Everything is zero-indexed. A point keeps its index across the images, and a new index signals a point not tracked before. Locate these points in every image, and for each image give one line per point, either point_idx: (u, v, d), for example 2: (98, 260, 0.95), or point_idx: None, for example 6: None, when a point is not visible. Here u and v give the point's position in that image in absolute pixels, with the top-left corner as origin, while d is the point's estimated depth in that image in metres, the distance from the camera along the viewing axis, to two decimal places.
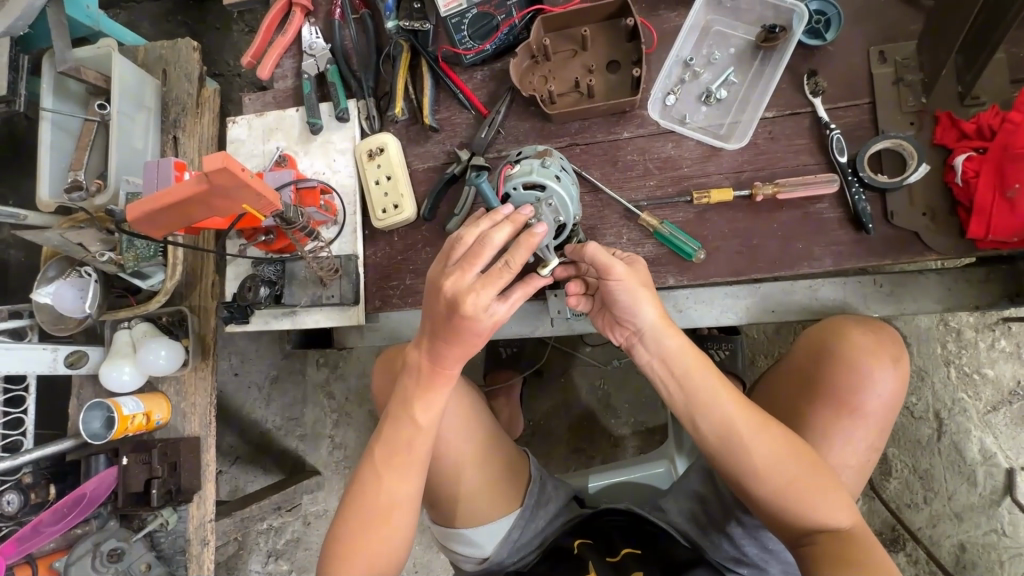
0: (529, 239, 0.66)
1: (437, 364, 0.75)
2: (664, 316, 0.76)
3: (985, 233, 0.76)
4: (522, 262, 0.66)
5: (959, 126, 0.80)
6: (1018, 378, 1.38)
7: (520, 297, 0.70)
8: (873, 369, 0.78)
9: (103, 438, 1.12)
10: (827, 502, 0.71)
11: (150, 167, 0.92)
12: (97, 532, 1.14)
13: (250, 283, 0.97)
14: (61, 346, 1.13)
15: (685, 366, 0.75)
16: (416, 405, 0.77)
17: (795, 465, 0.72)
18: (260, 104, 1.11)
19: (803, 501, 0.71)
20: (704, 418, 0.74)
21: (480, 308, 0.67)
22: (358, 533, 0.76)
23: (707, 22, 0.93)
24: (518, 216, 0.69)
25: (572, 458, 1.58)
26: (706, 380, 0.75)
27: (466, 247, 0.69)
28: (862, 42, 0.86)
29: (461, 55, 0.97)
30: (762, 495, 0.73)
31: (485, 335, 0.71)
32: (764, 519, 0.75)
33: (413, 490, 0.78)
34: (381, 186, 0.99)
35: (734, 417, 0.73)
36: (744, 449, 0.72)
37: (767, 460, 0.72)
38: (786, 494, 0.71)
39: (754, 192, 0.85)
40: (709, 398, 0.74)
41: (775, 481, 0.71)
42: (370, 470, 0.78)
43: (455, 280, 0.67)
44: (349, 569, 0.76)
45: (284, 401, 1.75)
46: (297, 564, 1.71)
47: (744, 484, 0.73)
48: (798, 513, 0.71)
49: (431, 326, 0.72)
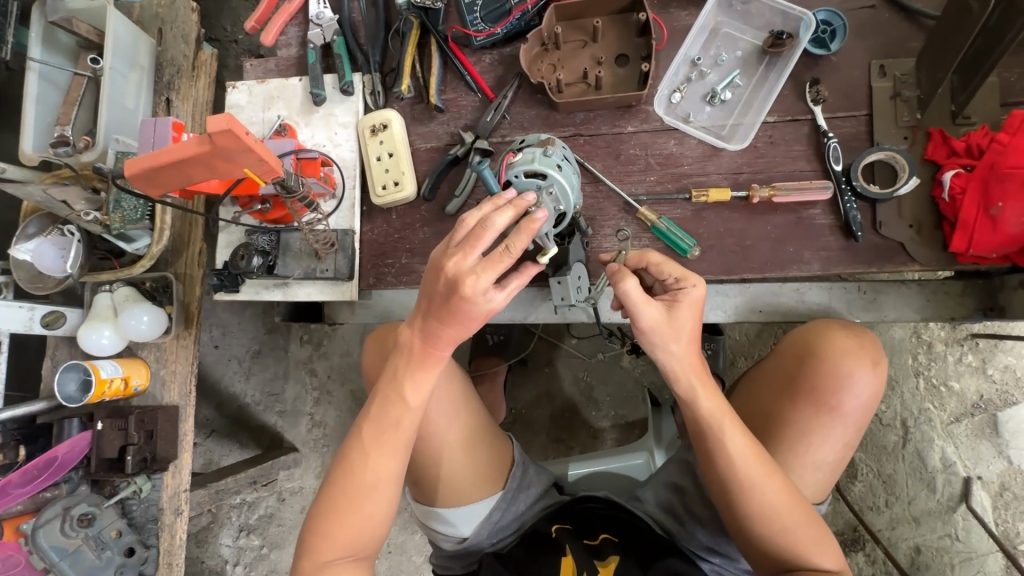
0: (530, 224, 0.65)
1: (427, 344, 0.74)
2: (696, 353, 0.77)
3: (967, 247, 0.79)
4: (523, 249, 0.65)
5: (950, 143, 0.83)
6: (980, 393, 1.45)
7: (518, 286, 0.70)
8: (854, 370, 0.81)
9: (77, 402, 1.10)
10: (815, 545, 0.74)
11: (146, 126, 0.92)
12: (67, 497, 1.12)
13: (243, 252, 0.96)
14: (38, 306, 1.11)
15: (708, 399, 0.76)
16: (406, 383, 0.76)
17: (793, 506, 0.74)
18: (262, 70, 1.09)
19: (794, 541, 0.74)
20: (714, 450, 0.76)
21: (479, 292, 0.67)
22: (342, 508, 0.76)
23: (716, 23, 0.95)
24: (521, 201, 0.68)
25: (551, 448, 1.60)
26: (726, 412, 0.77)
27: (468, 229, 0.69)
28: (864, 55, 0.89)
29: (471, 37, 0.97)
30: (760, 532, 0.75)
31: (479, 321, 0.71)
32: (750, 551, 0.78)
33: (398, 468, 0.78)
34: (382, 162, 0.99)
35: (748, 451, 0.75)
36: (752, 491, 0.74)
37: (768, 497, 0.74)
38: (781, 531, 0.74)
39: (751, 194, 0.87)
40: (726, 430, 0.76)
41: (773, 515, 0.74)
42: (357, 444, 0.77)
43: (457, 261, 0.66)
44: (331, 543, 0.76)
45: (265, 375, 1.73)
46: (268, 539, 1.71)
47: (740, 515, 0.76)
48: (786, 551, 0.75)
49: (425, 304, 0.72)
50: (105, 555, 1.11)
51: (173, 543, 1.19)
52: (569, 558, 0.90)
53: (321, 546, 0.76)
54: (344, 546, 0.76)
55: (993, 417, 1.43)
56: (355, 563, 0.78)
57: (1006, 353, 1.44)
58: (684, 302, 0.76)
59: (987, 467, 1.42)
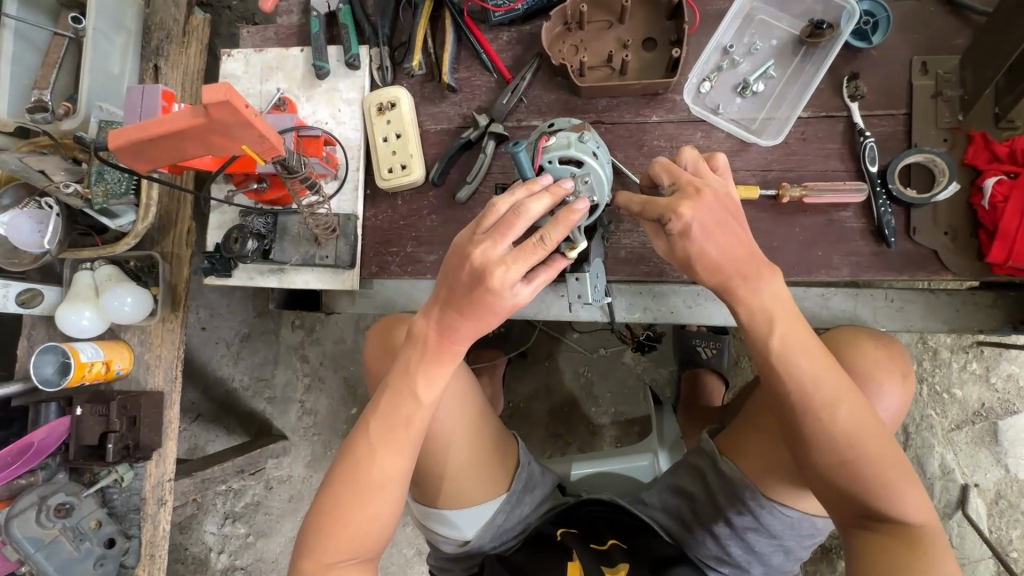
0: (569, 215, 0.61)
1: (445, 335, 0.69)
2: (742, 247, 0.68)
3: (1006, 258, 0.76)
4: (558, 241, 0.61)
5: (992, 147, 0.79)
6: (983, 401, 1.43)
7: (545, 280, 0.65)
8: (882, 383, 0.78)
9: (54, 386, 1.04)
10: (906, 496, 0.67)
11: (133, 94, 0.84)
12: (43, 485, 1.06)
13: (237, 235, 0.90)
14: (12, 283, 1.04)
15: (778, 319, 0.68)
16: (419, 376, 0.70)
17: (878, 447, 0.67)
18: (261, 39, 1.01)
19: (879, 484, 0.66)
20: (784, 374, 0.68)
21: (506, 285, 0.62)
22: (348, 505, 0.70)
23: (751, 9, 0.89)
24: (558, 189, 0.63)
25: (549, 443, 1.57)
26: (798, 337, 0.68)
27: (498, 215, 0.63)
28: (906, 50, 0.84)
29: (490, 11, 0.91)
30: (831, 465, 0.68)
31: (503, 315, 0.66)
32: (818, 487, 0.71)
33: (407, 464, 0.72)
34: (389, 143, 0.92)
35: (823, 381, 0.67)
36: (824, 412, 0.67)
37: (848, 435, 0.66)
38: (862, 477, 0.67)
39: (781, 193, 0.82)
40: (797, 355, 0.68)
41: (853, 455, 0.66)
42: (365, 431, 0.72)
43: (485, 249, 0.61)
44: (335, 543, 0.70)
45: (254, 360, 1.67)
46: (255, 528, 1.66)
47: (811, 455, 0.69)
48: (870, 497, 0.67)
49: (445, 294, 0.67)
50: (84, 547, 1.05)
51: (156, 534, 1.13)
52: (576, 562, 0.86)
53: (324, 548, 0.70)
54: (350, 546, 0.70)
55: (994, 426, 1.43)
56: (359, 566, 0.72)
57: (1009, 362, 1.43)
58: (687, 232, 0.67)
59: (984, 475, 1.42)
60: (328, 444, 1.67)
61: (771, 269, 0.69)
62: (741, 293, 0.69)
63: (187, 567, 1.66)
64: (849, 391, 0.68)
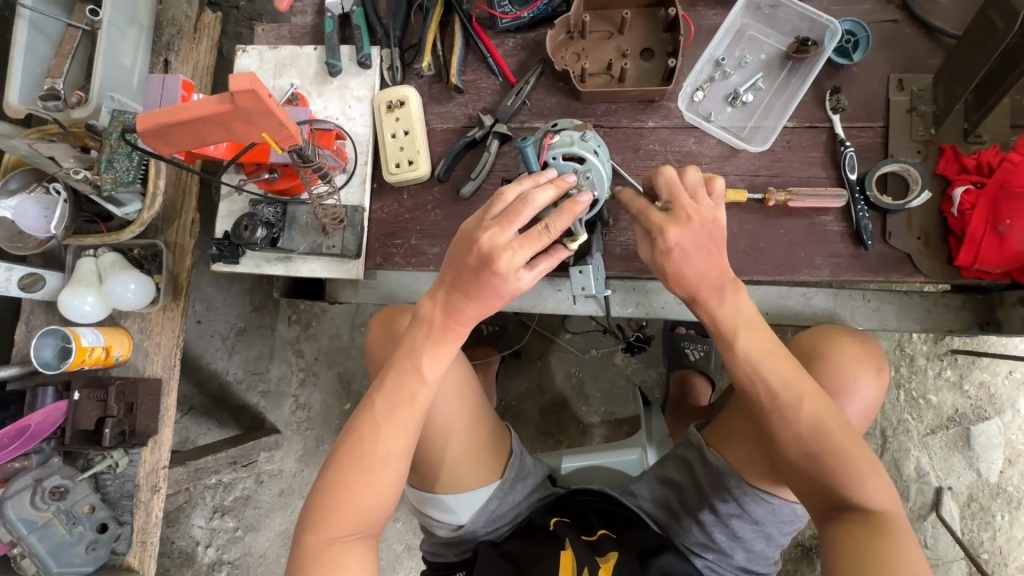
0: (572, 207, 0.65)
1: (450, 317, 0.72)
2: (717, 262, 0.73)
3: (972, 261, 0.82)
4: (562, 229, 0.65)
5: (961, 160, 0.85)
6: (956, 407, 1.49)
7: (547, 267, 0.69)
8: (859, 377, 0.84)
9: (54, 368, 1.04)
10: (869, 485, 0.70)
11: (155, 85, 0.93)
12: (38, 468, 1.07)
13: (247, 223, 0.93)
14: (15, 267, 1.05)
15: (739, 330, 0.73)
16: (425, 356, 0.74)
17: (844, 439, 0.71)
18: (274, 36, 1.05)
19: (843, 476, 0.70)
20: (750, 377, 0.73)
21: (512, 269, 0.66)
22: (351, 480, 0.73)
23: (742, 25, 0.95)
24: (562, 182, 0.67)
25: (539, 441, 1.60)
26: (763, 342, 0.73)
27: (506, 203, 0.68)
28: (884, 68, 0.90)
29: (497, 18, 0.96)
30: (800, 460, 0.72)
31: (506, 298, 0.70)
32: (791, 482, 0.75)
33: (410, 442, 0.75)
34: (397, 139, 0.96)
35: (788, 379, 0.72)
36: (788, 409, 0.72)
37: (814, 428, 0.71)
38: (828, 468, 0.71)
39: (767, 197, 0.87)
40: (760, 358, 0.73)
41: (820, 448, 0.71)
42: (370, 411, 0.75)
43: (492, 235, 0.65)
44: (341, 518, 0.73)
45: (249, 354, 1.67)
46: (244, 522, 1.66)
47: (780, 448, 0.73)
48: (838, 489, 0.71)
49: (452, 277, 0.70)
50: (76, 530, 1.05)
51: (148, 521, 1.13)
52: (569, 552, 0.87)
53: (328, 524, 0.72)
54: (353, 521, 0.73)
55: (966, 431, 1.48)
56: (360, 543, 0.75)
57: (982, 369, 1.49)
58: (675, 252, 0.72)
59: (958, 478, 1.47)
60: (321, 439, 1.68)
61: (737, 284, 0.74)
62: (709, 305, 0.73)
63: (173, 561, 1.65)
64: (812, 391, 0.73)
